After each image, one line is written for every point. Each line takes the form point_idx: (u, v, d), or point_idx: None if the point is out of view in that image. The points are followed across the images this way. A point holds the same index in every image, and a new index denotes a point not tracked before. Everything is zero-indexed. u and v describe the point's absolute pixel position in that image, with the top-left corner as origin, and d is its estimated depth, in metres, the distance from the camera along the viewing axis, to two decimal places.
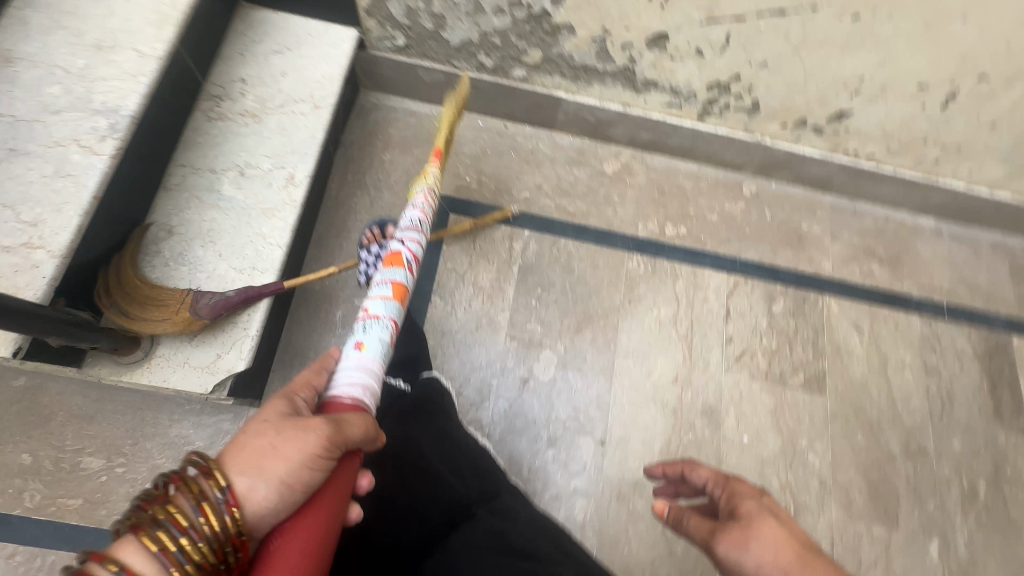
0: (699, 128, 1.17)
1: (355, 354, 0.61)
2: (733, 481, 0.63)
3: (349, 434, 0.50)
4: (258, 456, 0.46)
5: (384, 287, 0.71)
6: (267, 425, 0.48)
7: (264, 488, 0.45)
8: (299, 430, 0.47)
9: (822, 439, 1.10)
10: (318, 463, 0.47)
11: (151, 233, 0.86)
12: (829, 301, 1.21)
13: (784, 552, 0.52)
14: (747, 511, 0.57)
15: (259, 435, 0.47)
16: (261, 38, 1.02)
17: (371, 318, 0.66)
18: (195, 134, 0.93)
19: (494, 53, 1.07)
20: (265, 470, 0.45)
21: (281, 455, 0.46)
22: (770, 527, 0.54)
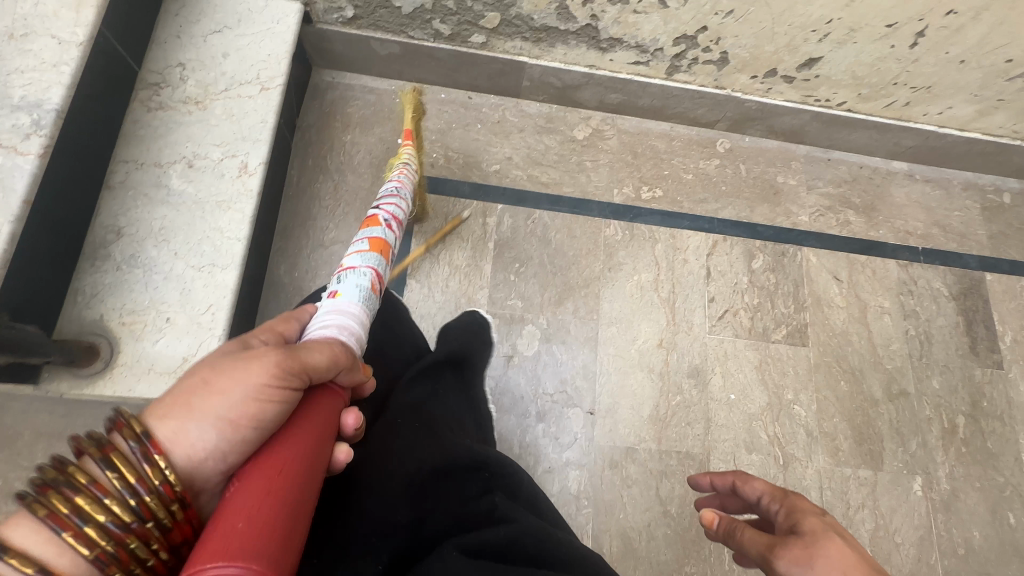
0: (668, 86, 1.14)
1: (332, 301, 0.60)
2: (793, 497, 0.56)
3: (306, 360, 0.45)
4: (190, 397, 0.42)
5: (361, 244, 0.72)
6: (202, 365, 0.44)
7: (200, 427, 0.41)
8: (238, 365, 0.43)
9: (807, 390, 1.11)
10: (265, 394, 0.42)
11: (99, 237, 0.81)
12: (808, 252, 1.21)
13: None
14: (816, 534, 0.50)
15: (193, 376, 0.43)
16: (198, 18, 0.94)
17: (348, 270, 0.67)
18: (135, 127, 0.87)
19: (450, 18, 1.02)
20: (199, 408, 0.41)
21: (216, 391, 0.42)
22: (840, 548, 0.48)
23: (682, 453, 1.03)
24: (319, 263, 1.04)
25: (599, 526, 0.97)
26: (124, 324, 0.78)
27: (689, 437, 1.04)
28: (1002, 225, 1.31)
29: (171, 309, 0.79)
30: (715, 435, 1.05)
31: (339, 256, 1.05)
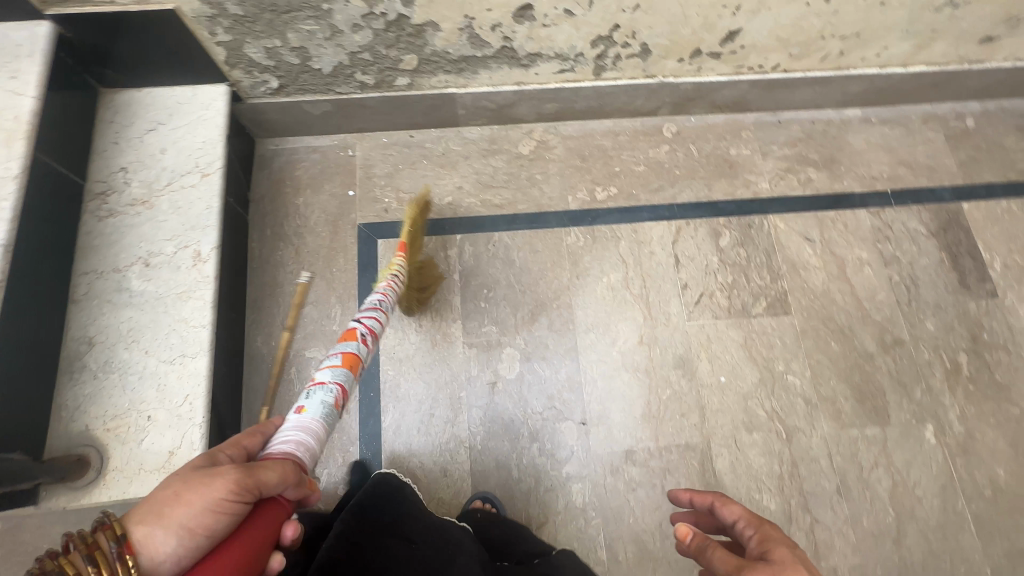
0: (600, 85, 1.14)
1: (294, 418, 0.61)
2: (774, 530, 0.57)
3: (262, 478, 0.48)
4: (161, 507, 0.45)
5: (333, 359, 0.72)
6: (180, 473, 0.48)
7: (163, 535, 0.44)
8: (206, 477, 0.46)
9: (798, 357, 1.09)
10: (219, 508, 0.45)
11: (72, 350, 0.84)
12: (774, 219, 1.19)
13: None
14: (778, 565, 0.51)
15: (167, 485, 0.47)
16: (132, 121, 0.98)
17: (316, 385, 0.67)
18: (90, 237, 0.90)
19: (371, 69, 1.03)
20: (165, 516, 0.44)
21: (182, 501, 0.45)
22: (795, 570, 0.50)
23: (682, 446, 1.03)
24: (293, 328, 1.07)
25: (610, 536, 0.97)
26: (109, 429, 0.81)
27: (686, 429, 1.04)
28: (970, 151, 1.27)
29: (150, 407, 0.82)
30: (712, 422, 1.04)
31: (311, 317, 1.08)
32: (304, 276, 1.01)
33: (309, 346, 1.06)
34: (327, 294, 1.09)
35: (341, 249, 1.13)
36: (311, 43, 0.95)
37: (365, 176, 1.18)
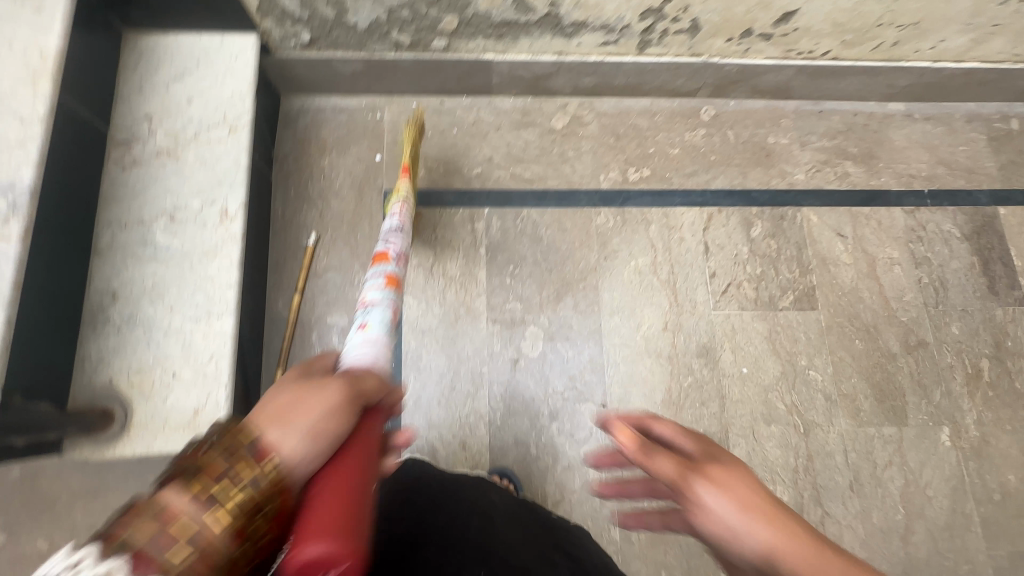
0: (642, 61, 1.09)
1: (361, 334, 0.62)
2: (711, 446, 0.53)
3: (363, 387, 0.48)
4: (283, 413, 0.42)
5: (377, 281, 0.75)
6: (285, 389, 0.45)
7: (294, 436, 0.41)
8: (318, 387, 0.45)
9: (821, 353, 1.09)
10: (341, 411, 0.44)
11: (95, 302, 0.82)
12: (808, 212, 1.17)
13: (754, 521, 0.45)
14: (710, 491, 0.47)
15: (277, 398, 0.44)
16: (157, 67, 0.94)
17: (370, 304, 0.69)
18: (113, 187, 0.87)
19: (407, 28, 0.98)
20: (291, 420, 0.42)
21: (305, 405, 0.43)
22: (733, 486, 0.47)
23: (700, 434, 1.03)
24: (316, 292, 1.05)
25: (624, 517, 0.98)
26: (133, 384, 0.80)
27: (705, 417, 1.04)
28: (1011, 154, 1.24)
29: (175, 364, 0.81)
30: (731, 412, 1.04)
31: (334, 283, 1.06)
32: (313, 240, 1.06)
33: (331, 312, 1.04)
34: (351, 261, 1.07)
35: (366, 215, 1.10)
36: None
37: (393, 141, 1.15)
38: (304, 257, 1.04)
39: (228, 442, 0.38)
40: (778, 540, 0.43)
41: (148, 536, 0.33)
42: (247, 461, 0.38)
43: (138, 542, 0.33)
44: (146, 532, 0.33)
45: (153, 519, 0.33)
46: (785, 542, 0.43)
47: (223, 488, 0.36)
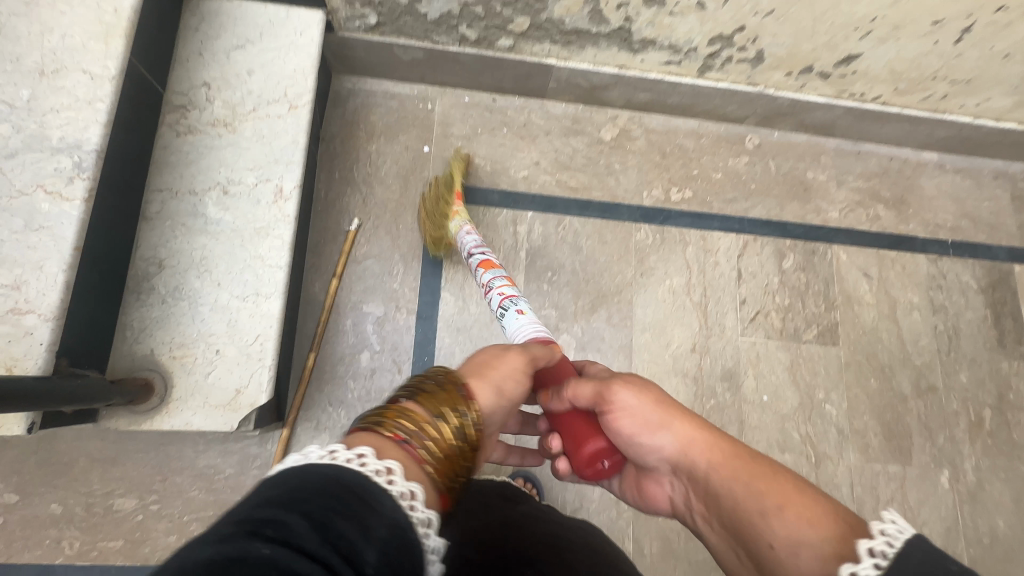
0: (699, 84, 1.10)
1: (523, 316, 0.80)
2: (608, 380, 0.63)
3: (538, 352, 0.66)
4: (485, 366, 0.59)
5: (500, 280, 0.89)
6: (479, 352, 0.62)
7: (510, 384, 0.60)
8: (512, 352, 0.63)
9: (838, 389, 1.12)
10: (522, 375, 0.61)
11: (141, 270, 0.80)
12: (838, 250, 1.20)
13: (665, 425, 0.59)
14: (627, 403, 0.61)
15: (479, 355, 0.61)
16: (218, 33, 0.91)
17: (511, 294, 0.85)
18: (166, 153, 0.85)
19: (476, 24, 0.97)
20: (501, 372, 0.59)
21: (500, 365, 0.60)
22: (649, 399, 0.61)
23: None
24: (354, 279, 1.04)
25: (639, 530, 1.00)
26: (175, 357, 0.78)
27: None
28: None
29: (220, 341, 0.80)
30: (748, 437, 1.07)
31: (373, 271, 1.05)
32: (355, 226, 1.05)
33: (368, 301, 1.04)
34: (392, 252, 1.06)
35: (410, 206, 1.09)
36: None
37: (442, 134, 1.14)
38: (347, 241, 1.03)
39: (433, 380, 0.53)
40: (682, 438, 0.58)
41: (404, 431, 0.45)
42: (460, 395, 0.52)
43: (395, 435, 0.45)
44: (403, 429, 0.45)
45: (407, 419, 0.46)
46: (688, 441, 0.58)
47: (448, 409, 0.49)
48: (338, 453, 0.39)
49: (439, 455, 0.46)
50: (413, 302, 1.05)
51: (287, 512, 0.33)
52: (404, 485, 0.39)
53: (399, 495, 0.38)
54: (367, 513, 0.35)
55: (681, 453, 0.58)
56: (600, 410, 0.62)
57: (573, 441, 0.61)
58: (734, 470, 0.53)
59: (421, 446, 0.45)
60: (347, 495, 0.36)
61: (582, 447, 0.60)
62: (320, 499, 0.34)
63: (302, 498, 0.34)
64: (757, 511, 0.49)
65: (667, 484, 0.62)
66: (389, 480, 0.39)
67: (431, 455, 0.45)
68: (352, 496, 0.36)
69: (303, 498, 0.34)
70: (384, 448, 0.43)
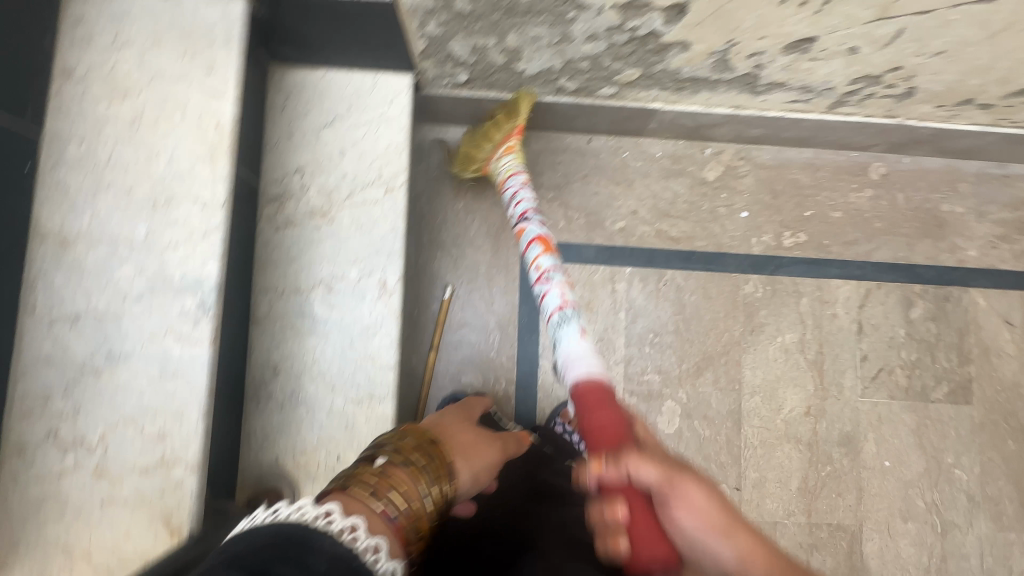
0: (827, 119, 0.96)
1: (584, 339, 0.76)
2: (675, 472, 0.52)
3: None
4: None
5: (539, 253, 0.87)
6: None
7: None
8: None
9: (969, 452, 1.03)
10: None
11: (257, 375, 0.80)
12: (975, 294, 1.07)
13: (722, 534, 0.51)
14: (693, 498, 0.51)
15: None
16: (306, 110, 0.86)
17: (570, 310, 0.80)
18: (268, 250, 0.83)
19: (579, 76, 0.87)
20: None
21: None
22: (706, 505, 0.51)
23: (834, 525, 1.00)
24: (449, 349, 1.02)
25: None
26: (299, 464, 0.79)
27: (841, 509, 1.01)
28: None
29: (340, 447, 0.80)
30: (868, 506, 1.01)
31: (468, 339, 1.02)
32: (450, 293, 1.00)
33: (465, 371, 1.01)
34: (486, 315, 1.03)
35: (502, 267, 1.04)
36: (529, 47, 0.79)
37: (531, 184, 1.06)
38: (442, 311, 0.99)
39: (417, 446, 0.61)
40: (736, 544, 0.51)
41: None
42: (442, 471, 0.62)
43: (384, 509, 0.53)
44: (393, 504, 0.53)
45: (396, 495, 0.54)
46: (739, 541, 0.52)
47: (430, 484, 0.59)
48: (284, 509, 0.47)
49: (421, 532, 0.56)
50: (512, 371, 1.02)
51: None
52: (367, 540, 0.48)
53: (359, 547, 0.47)
54: (303, 554, 0.44)
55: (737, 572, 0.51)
56: (659, 494, 0.52)
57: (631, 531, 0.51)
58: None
59: (405, 522, 0.54)
60: (289, 543, 0.44)
61: (645, 550, 0.50)
62: None
63: (244, 555, 0.43)
64: None
65: None
66: (354, 535, 0.48)
67: (413, 533, 0.55)
68: (291, 544, 0.45)
69: (266, 554, 0.43)
70: (370, 520, 0.51)
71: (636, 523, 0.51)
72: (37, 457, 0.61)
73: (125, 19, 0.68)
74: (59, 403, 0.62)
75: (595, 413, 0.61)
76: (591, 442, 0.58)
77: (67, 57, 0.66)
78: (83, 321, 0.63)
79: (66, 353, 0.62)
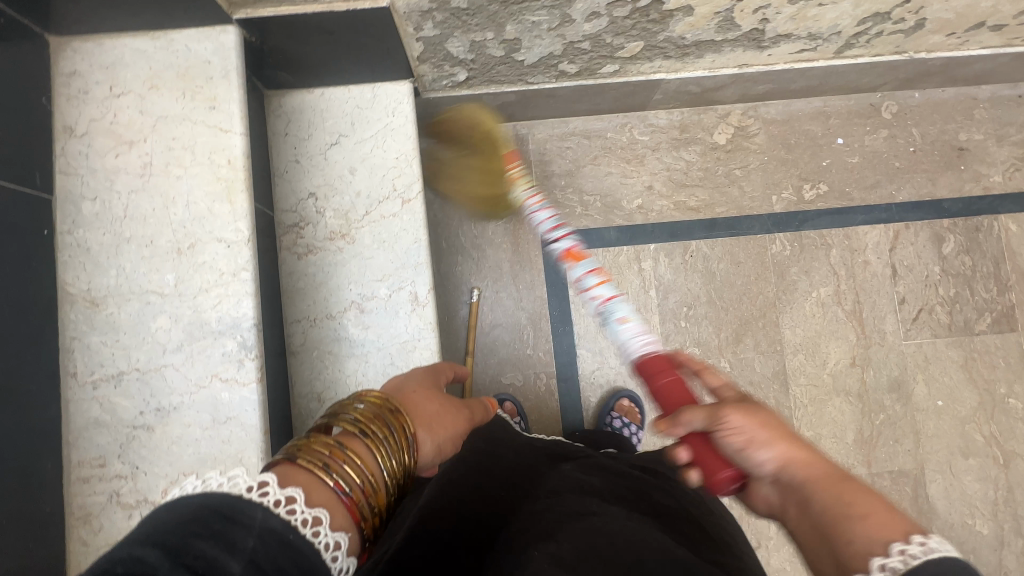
0: (834, 65, 0.94)
1: (629, 326, 0.82)
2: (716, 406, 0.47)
3: (473, 418, 0.60)
4: (421, 417, 0.53)
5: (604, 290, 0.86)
6: (421, 392, 0.56)
7: (437, 446, 0.53)
8: (449, 411, 0.56)
9: (1021, 380, 1.02)
10: (455, 441, 0.56)
11: (302, 407, 0.79)
12: (1006, 220, 1.05)
13: (773, 443, 0.45)
14: (738, 425, 0.46)
15: (424, 402, 0.55)
16: (310, 133, 0.84)
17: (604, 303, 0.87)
18: (293, 280, 0.81)
19: (581, 57, 0.85)
20: (430, 432, 0.53)
21: (436, 423, 0.54)
22: (757, 421, 0.46)
23: (896, 472, 1.00)
24: (483, 352, 1.01)
25: None
26: None
27: (899, 455, 1.00)
28: None
29: None
30: (927, 449, 1.00)
31: (501, 340, 1.01)
32: (477, 296, 0.99)
33: (504, 373, 1.00)
34: (516, 313, 1.01)
35: (525, 263, 1.02)
36: (528, 35, 0.77)
37: (542, 175, 1.04)
38: (473, 317, 0.98)
39: (375, 414, 0.48)
40: (783, 454, 0.45)
41: (346, 481, 0.42)
42: (404, 441, 0.48)
43: (336, 482, 0.41)
44: (347, 479, 0.42)
45: (353, 467, 0.43)
46: (791, 454, 0.45)
47: (391, 456, 0.46)
48: (211, 479, 0.36)
49: (376, 508, 0.44)
50: (550, 365, 1.00)
51: (144, 544, 0.30)
52: (306, 512, 0.37)
53: (299, 521, 0.36)
54: (235, 530, 0.33)
55: (784, 474, 0.44)
56: (710, 432, 0.47)
57: (701, 471, 0.47)
58: (830, 486, 0.42)
59: (359, 497, 0.42)
60: (215, 516, 0.33)
61: (715, 476, 0.46)
62: (179, 524, 0.32)
63: (164, 527, 0.32)
64: (853, 520, 0.38)
65: (768, 497, 0.46)
66: (291, 509, 0.36)
67: (369, 509, 0.43)
68: (217, 516, 0.33)
69: (180, 530, 0.32)
70: (316, 491, 0.40)
71: (701, 459, 0.47)
72: (103, 523, 0.60)
73: (118, 67, 0.66)
74: (115, 465, 0.61)
75: (659, 376, 0.60)
76: (665, 405, 0.56)
77: (66, 114, 0.64)
78: (127, 379, 0.62)
79: (114, 414, 0.61)
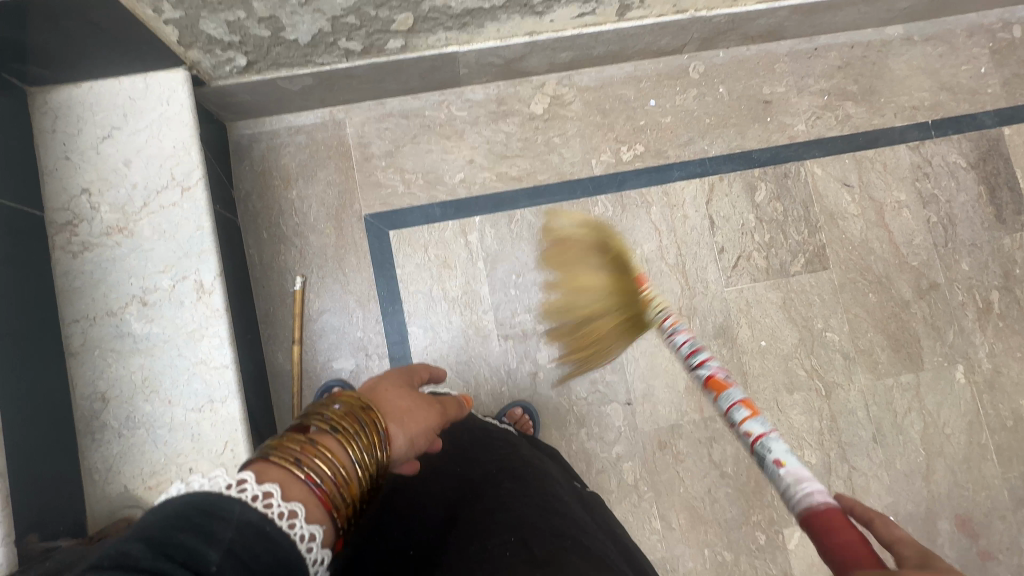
0: (623, 27, 0.98)
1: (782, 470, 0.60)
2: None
3: (450, 412, 0.57)
4: (394, 412, 0.50)
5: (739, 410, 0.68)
6: (399, 386, 0.53)
7: (416, 442, 0.50)
8: (425, 404, 0.53)
9: (836, 314, 1.07)
10: (433, 434, 0.52)
11: (85, 409, 0.76)
12: (811, 165, 1.11)
13: None
14: None
15: (399, 397, 0.52)
16: (79, 127, 0.80)
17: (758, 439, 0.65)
18: (66, 279, 0.77)
19: (357, 33, 0.86)
20: (405, 429, 0.49)
21: (410, 417, 0.50)
22: None
23: None
24: (314, 338, 1.00)
25: (663, 505, 1.00)
26: (150, 487, 0.76)
27: None
28: (1014, 66, 1.18)
29: (191, 459, 0.77)
30: (755, 387, 1.05)
31: (331, 325, 1.00)
32: (299, 283, 0.98)
33: (337, 358, 0.99)
34: (345, 297, 1.01)
35: (351, 246, 1.02)
36: (283, 11, 0.78)
37: (362, 158, 1.04)
38: (295, 304, 0.97)
39: (347, 411, 0.46)
40: None
41: (317, 473, 0.42)
42: (376, 435, 0.47)
43: (306, 475, 0.41)
44: (318, 471, 0.42)
45: (323, 461, 0.43)
46: None
47: (364, 450, 0.45)
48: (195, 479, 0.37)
49: (349, 498, 0.43)
50: (383, 346, 1.00)
51: (134, 539, 0.33)
52: (282, 506, 0.38)
53: (273, 513, 0.37)
54: (214, 523, 0.35)
55: None
56: None
57: None
58: None
59: (329, 489, 0.42)
60: (195, 511, 0.35)
61: None
62: (166, 519, 0.34)
63: (151, 522, 0.34)
64: None
65: None
66: (268, 502, 0.37)
67: (340, 499, 0.43)
68: (199, 512, 0.35)
69: (167, 525, 0.34)
70: (285, 484, 0.40)
71: None
72: None
73: None
74: None
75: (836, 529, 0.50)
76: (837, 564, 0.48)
77: None
78: None
79: None
